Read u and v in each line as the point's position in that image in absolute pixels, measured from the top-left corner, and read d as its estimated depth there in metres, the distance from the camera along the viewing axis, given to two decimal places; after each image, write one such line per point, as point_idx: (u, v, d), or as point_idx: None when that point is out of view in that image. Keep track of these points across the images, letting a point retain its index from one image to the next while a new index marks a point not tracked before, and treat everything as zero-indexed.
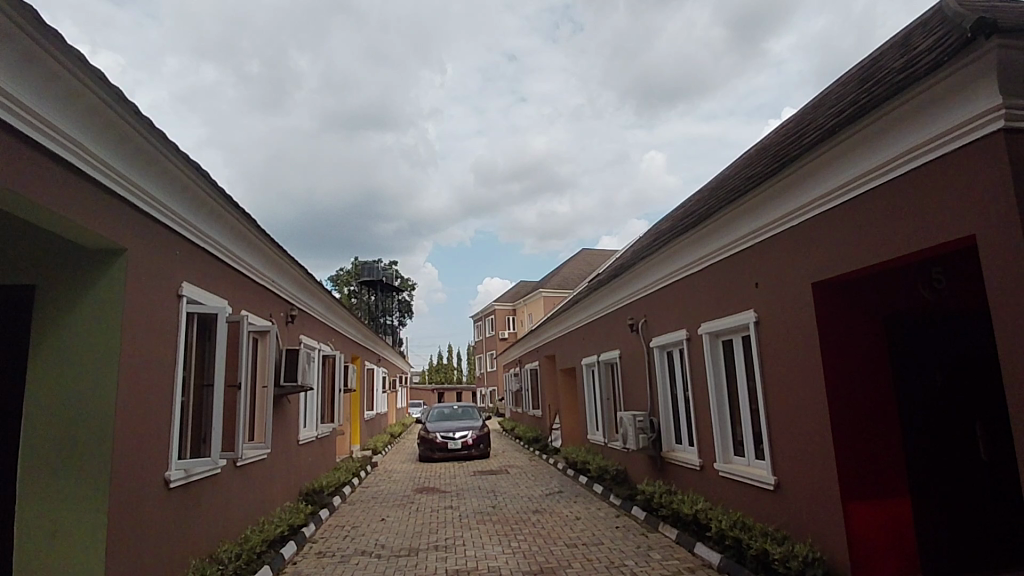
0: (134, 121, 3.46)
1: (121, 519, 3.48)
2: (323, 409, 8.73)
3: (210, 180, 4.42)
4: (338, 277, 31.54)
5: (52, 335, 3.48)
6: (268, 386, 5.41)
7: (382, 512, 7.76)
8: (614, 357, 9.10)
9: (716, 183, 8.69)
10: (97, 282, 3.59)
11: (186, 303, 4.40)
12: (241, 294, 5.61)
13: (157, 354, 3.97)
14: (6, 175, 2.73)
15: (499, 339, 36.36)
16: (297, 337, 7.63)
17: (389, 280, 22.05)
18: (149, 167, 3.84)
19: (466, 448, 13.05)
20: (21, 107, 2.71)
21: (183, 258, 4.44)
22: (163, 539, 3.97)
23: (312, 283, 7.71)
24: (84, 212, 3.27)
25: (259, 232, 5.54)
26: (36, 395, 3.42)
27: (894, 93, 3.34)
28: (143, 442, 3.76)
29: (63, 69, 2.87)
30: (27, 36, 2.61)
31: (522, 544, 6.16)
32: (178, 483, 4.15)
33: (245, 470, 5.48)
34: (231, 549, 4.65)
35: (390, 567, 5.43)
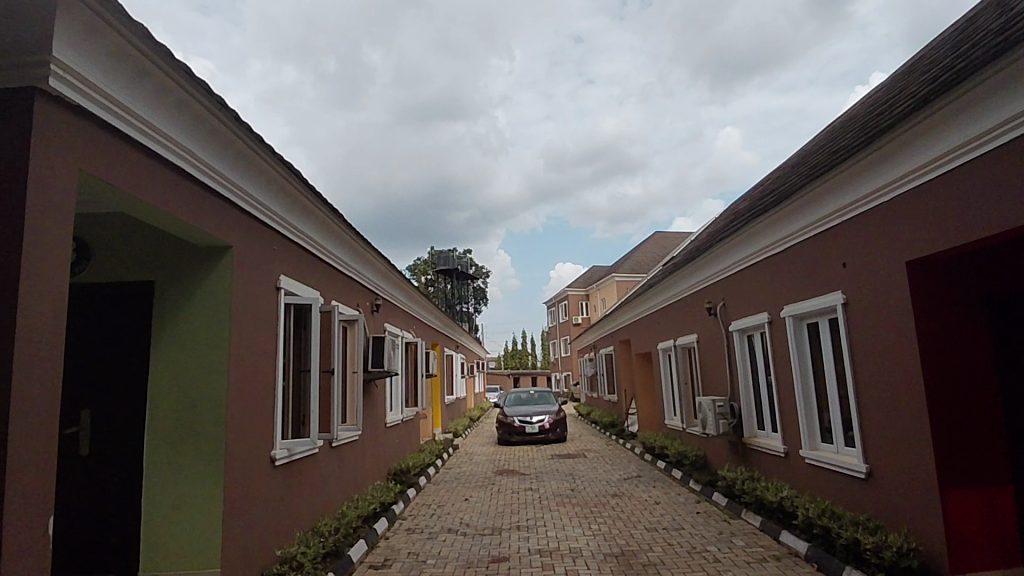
0: (235, 127, 3.73)
1: (234, 492, 3.82)
2: (407, 392, 9.08)
3: (306, 182, 4.71)
4: (416, 266, 32.55)
5: (170, 326, 3.83)
6: (358, 371, 5.72)
7: (465, 492, 8.04)
8: (691, 342, 8.94)
9: (799, 158, 8.33)
10: (205, 278, 3.90)
11: (284, 295, 4.70)
12: (330, 285, 5.93)
13: (260, 342, 4.29)
14: (123, 177, 3.03)
15: (573, 324, 36.28)
16: (382, 325, 7.98)
17: (464, 268, 22.48)
18: (250, 169, 4.14)
19: (543, 432, 13.23)
20: (134, 114, 3.04)
21: (281, 253, 4.76)
22: (271, 512, 4.32)
23: (395, 274, 8.02)
24: (194, 211, 3.59)
25: (346, 227, 5.82)
26: (160, 378, 3.79)
27: (987, 61, 3.14)
28: (251, 423, 4.09)
29: (169, 79, 3.16)
30: (139, 53, 2.91)
31: (602, 527, 6.22)
32: (282, 461, 4.50)
33: (340, 451, 5.83)
34: (331, 524, 5.00)
35: (475, 545, 5.64)
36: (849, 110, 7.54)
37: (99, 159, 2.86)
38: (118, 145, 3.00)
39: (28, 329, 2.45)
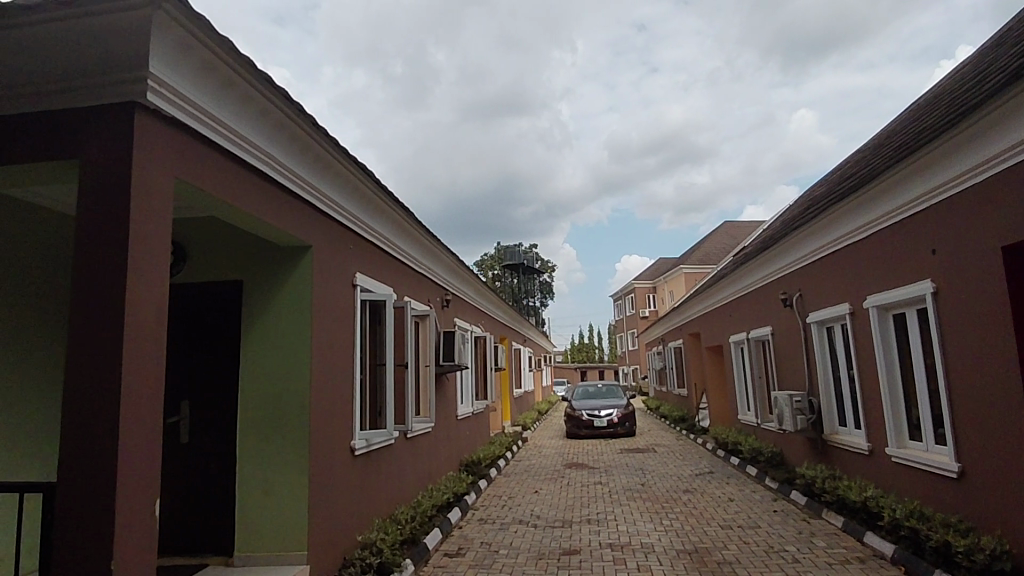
0: (315, 133, 3.89)
1: (318, 480, 4.02)
2: (476, 386, 9.24)
3: (381, 182, 4.87)
4: (483, 261, 32.98)
5: (258, 322, 4.07)
6: (430, 365, 5.87)
7: (535, 484, 8.10)
8: (765, 334, 8.64)
9: (881, 138, 7.86)
10: (288, 276, 4.11)
11: (360, 292, 4.88)
12: (403, 281, 6.11)
13: (339, 337, 4.48)
14: (213, 184, 3.23)
15: (641, 318, 35.72)
16: (452, 320, 8.14)
17: (530, 263, 22.58)
18: (328, 172, 4.32)
19: (611, 426, 13.14)
20: (222, 124, 3.24)
21: (357, 251, 4.94)
22: (352, 500, 4.52)
23: (464, 270, 8.16)
24: (277, 214, 3.79)
25: (418, 225, 5.97)
26: (251, 371, 4.03)
27: None
28: (332, 413, 4.29)
29: (255, 90, 3.34)
30: (228, 66, 3.09)
31: (675, 523, 6.12)
32: (361, 451, 4.69)
33: (414, 442, 6.01)
34: (407, 512, 5.17)
35: (546, 537, 5.69)
36: (937, 85, 7.05)
37: (192, 167, 3.07)
38: (208, 154, 3.20)
39: (134, 327, 2.67)
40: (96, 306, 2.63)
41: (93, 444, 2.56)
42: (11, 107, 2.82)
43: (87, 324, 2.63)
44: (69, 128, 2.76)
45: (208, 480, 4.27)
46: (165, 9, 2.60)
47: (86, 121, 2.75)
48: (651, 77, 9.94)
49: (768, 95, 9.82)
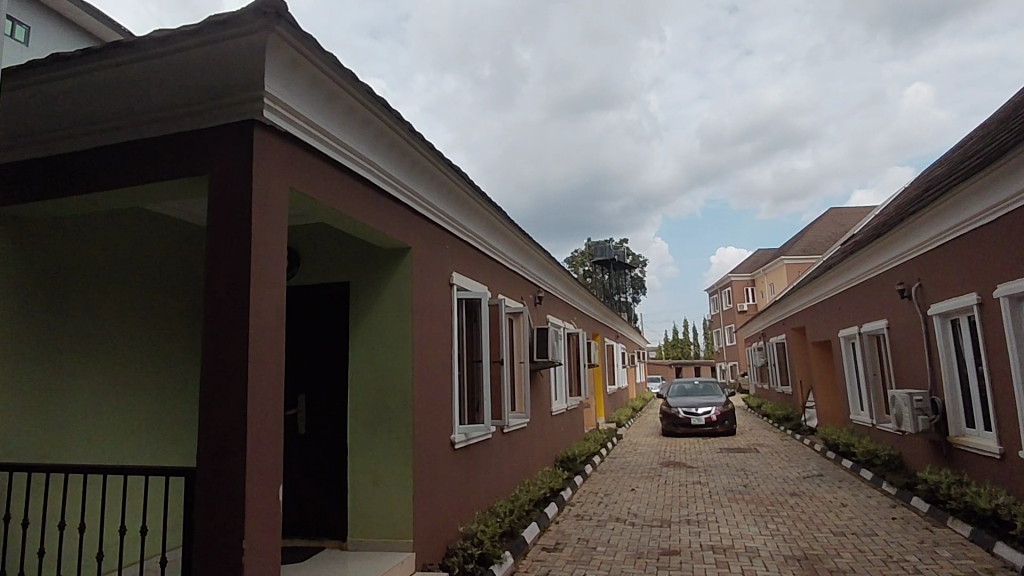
0: (414, 140, 4.05)
1: (421, 472, 4.19)
2: (570, 382, 9.25)
3: (474, 184, 4.99)
4: (573, 258, 32.89)
5: (365, 322, 4.31)
6: (524, 361, 5.96)
7: (632, 482, 7.99)
8: (879, 329, 8.03)
9: (1010, 108, 7.09)
10: (391, 277, 4.31)
11: (457, 291, 5.02)
12: (497, 279, 6.22)
13: (438, 335, 4.64)
14: (322, 191, 3.44)
15: (739, 312, 34.23)
16: (545, 317, 8.20)
17: (621, 258, 22.24)
18: (425, 177, 4.48)
19: (710, 424, 12.72)
20: (329, 135, 3.45)
21: (453, 251, 5.09)
22: (453, 491, 4.67)
23: (556, 267, 8.19)
24: (379, 218, 3.98)
25: (510, 225, 6.06)
26: (359, 368, 4.27)
27: None
28: (434, 408, 4.45)
29: (358, 103, 3.52)
30: (334, 82, 3.28)
31: (782, 528, 5.84)
32: (461, 445, 4.83)
33: (511, 437, 6.13)
34: (505, 505, 5.29)
35: (645, 536, 5.61)
36: None
37: (303, 177, 3.29)
38: (316, 164, 3.41)
39: (257, 327, 2.90)
40: (225, 309, 2.89)
41: (226, 433, 2.81)
42: (149, 132, 3.12)
43: (219, 326, 2.89)
44: (196, 147, 3.04)
45: (321, 469, 4.57)
46: (276, 32, 2.78)
47: (211, 140, 3.02)
48: (745, 60, 9.51)
49: (877, 70, 9.09)
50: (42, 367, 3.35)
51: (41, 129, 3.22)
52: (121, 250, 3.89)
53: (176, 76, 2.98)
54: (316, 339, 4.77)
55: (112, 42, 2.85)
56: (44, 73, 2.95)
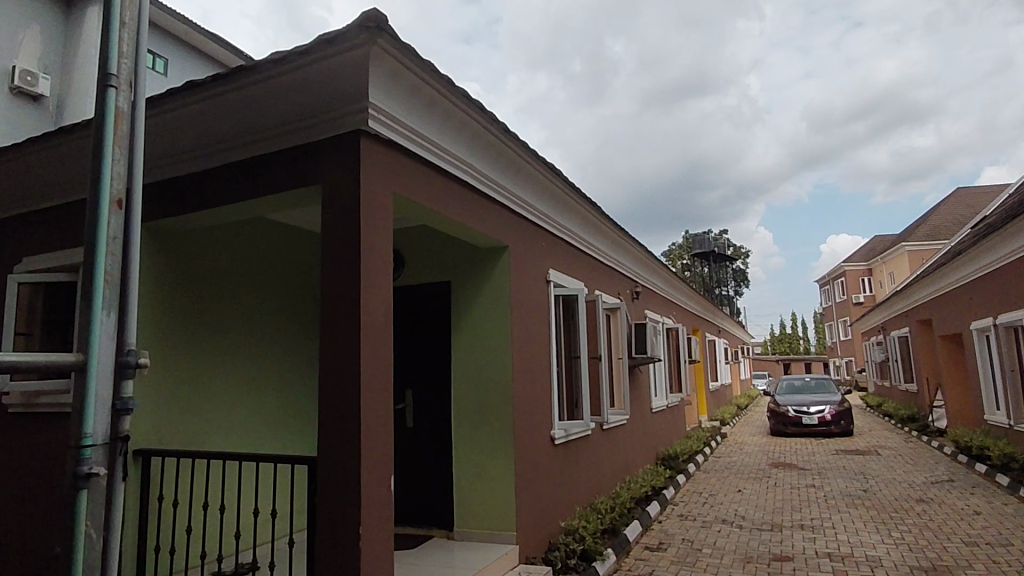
0: (509, 140, 4.10)
1: (523, 465, 4.25)
2: (671, 378, 9.04)
3: (569, 181, 4.98)
4: (671, 251, 32.02)
5: (467, 319, 4.44)
6: (623, 357, 5.89)
7: (739, 483, 7.68)
8: (1019, 319, 7.19)
9: None
10: (489, 275, 4.40)
11: (553, 288, 5.05)
12: (593, 275, 6.18)
13: (536, 331, 4.69)
14: (423, 194, 3.58)
15: (854, 305, 31.81)
16: (643, 312, 8.05)
17: (722, 250, 21.33)
18: (521, 176, 4.52)
19: (824, 424, 11.97)
20: (429, 139, 3.58)
21: (549, 248, 5.12)
22: (554, 486, 4.71)
23: (654, 261, 8.02)
24: (477, 218, 4.07)
25: (607, 220, 6.00)
26: (461, 364, 4.42)
27: None
28: (533, 404, 4.50)
29: (455, 107, 3.61)
30: (432, 89, 3.39)
31: (906, 536, 5.38)
32: (561, 440, 4.86)
33: (612, 433, 6.09)
34: (607, 502, 5.27)
35: (754, 540, 5.37)
36: None
37: (405, 181, 3.44)
38: (417, 168, 3.55)
39: (368, 325, 3.08)
40: (339, 309, 3.08)
41: (342, 425, 3.00)
42: (267, 148, 3.38)
43: (334, 324, 3.09)
44: (310, 158, 3.26)
45: (426, 461, 4.76)
46: (378, 44, 2.91)
47: (322, 151, 3.23)
48: (853, 34, 8.83)
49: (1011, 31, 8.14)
50: (189, 362, 3.73)
51: (179, 150, 3.57)
52: (250, 255, 4.26)
53: (291, 96, 3.20)
54: (420, 336, 4.97)
55: (235, 67, 3.07)
56: (178, 101, 3.24)
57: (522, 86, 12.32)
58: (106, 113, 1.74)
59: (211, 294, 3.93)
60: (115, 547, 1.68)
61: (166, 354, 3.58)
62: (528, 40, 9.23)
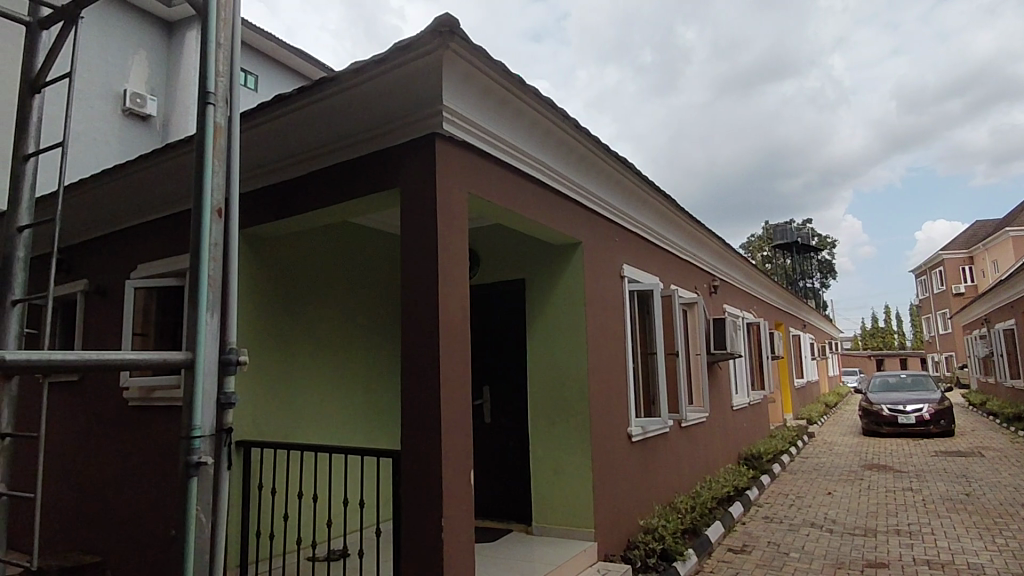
0: (581, 136, 4.08)
1: (600, 462, 4.24)
2: (752, 375, 8.72)
3: (643, 175, 4.89)
4: (750, 243, 30.80)
5: (542, 316, 4.47)
6: (701, 353, 5.75)
7: (828, 485, 7.31)
8: None
9: None
10: (563, 272, 4.41)
11: (628, 283, 4.99)
12: (669, 269, 6.06)
13: (611, 327, 4.65)
14: (497, 193, 3.63)
15: (955, 295, 29.44)
16: (721, 307, 7.81)
17: (806, 241, 20.30)
18: (593, 171, 4.49)
19: (922, 424, 11.19)
20: (501, 138, 3.63)
21: (623, 243, 5.06)
22: (632, 484, 4.67)
23: (733, 254, 7.75)
24: (550, 215, 4.09)
25: (683, 213, 5.85)
26: (537, 360, 4.46)
27: None
28: (609, 400, 4.48)
29: (528, 106, 3.63)
30: (504, 89, 3.42)
31: (1015, 544, 4.96)
32: (638, 438, 4.81)
33: (691, 431, 5.96)
34: (687, 501, 5.17)
35: (845, 545, 5.11)
36: None
37: (479, 181, 3.51)
38: (491, 168, 3.61)
39: (447, 323, 3.17)
40: (420, 308, 3.19)
41: (424, 420, 3.11)
42: (349, 154, 3.54)
43: (415, 323, 3.20)
44: (390, 162, 3.38)
45: (505, 456, 4.84)
46: (451, 48, 2.97)
47: (401, 154, 3.34)
48: (947, 4, 8.19)
49: None
50: (282, 358, 3.97)
51: (270, 161, 3.79)
52: (336, 258, 4.49)
53: (370, 104, 3.32)
54: (497, 333, 5.05)
55: (317, 79, 3.20)
56: (265, 115, 3.42)
57: (591, 80, 12.22)
58: (207, 128, 1.88)
59: (301, 296, 4.16)
60: (221, 530, 1.82)
61: (262, 351, 3.82)
62: (596, 33, 9.14)
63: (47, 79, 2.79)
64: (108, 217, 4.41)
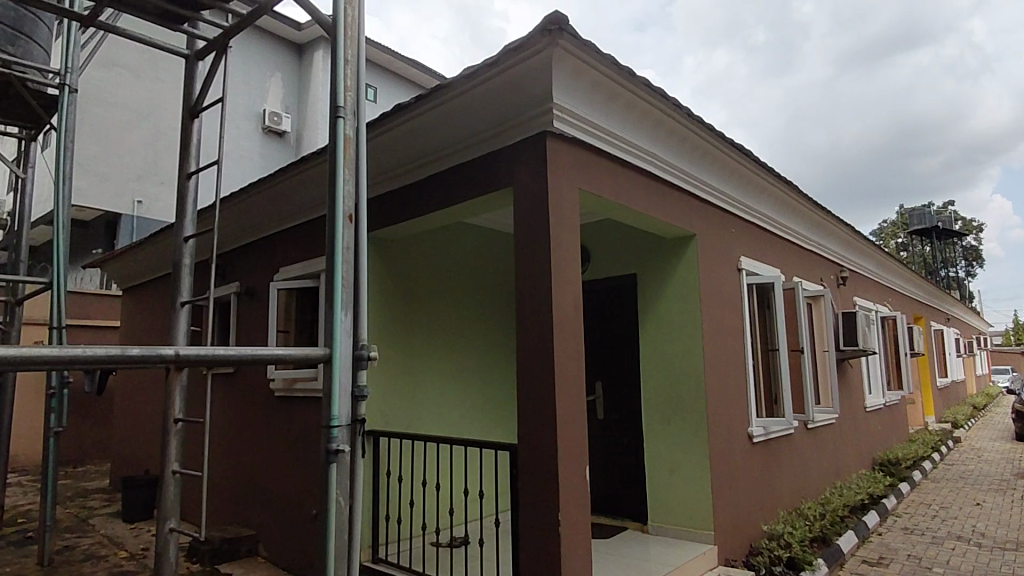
0: (696, 127, 3.93)
1: (718, 462, 4.09)
2: (887, 374, 8.02)
3: (764, 162, 4.62)
4: (879, 230, 28.26)
5: (654, 312, 4.40)
6: (829, 350, 5.38)
7: (979, 495, 6.57)
8: None
9: None
10: (676, 266, 4.30)
11: (746, 276, 4.77)
12: (791, 260, 5.71)
13: (728, 323, 4.47)
14: (607, 188, 3.61)
15: None
16: (851, 300, 7.25)
17: (947, 225, 18.28)
18: (708, 161, 4.32)
19: None
20: (611, 133, 3.59)
21: (739, 234, 4.84)
22: (754, 487, 4.46)
23: (865, 242, 7.15)
24: (662, 208, 4.01)
25: (808, 200, 5.47)
26: (650, 357, 4.38)
27: None
28: (727, 399, 4.31)
29: (640, 98, 3.56)
30: (615, 82, 3.38)
31: None
32: (760, 438, 4.60)
33: (819, 432, 5.59)
34: (815, 508, 4.87)
35: (999, 562, 4.57)
36: None
37: (590, 177, 3.50)
38: (601, 163, 3.59)
39: (560, 319, 3.19)
40: (534, 305, 3.24)
41: (539, 415, 3.16)
42: (463, 158, 3.67)
43: (530, 320, 3.25)
44: (503, 163, 3.46)
45: (618, 452, 4.80)
46: (561, 45, 2.98)
47: (514, 155, 3.41)
48: None
49: None
50: (404, 353, 4.18)
51: (391, 167, 4.01)
52: (453, 257, 4.66)
53: (482, 108, 3.42)
54: (609, 328, 5.02)
55: (433, 87, 3.34)
56: (386, 124, 3.63)
57: (698, 64, 11.85)
58: (338, 140, 2.03)
59: (421, 294, 4.36)
60: (357, 515, 1.95)
61: (386, 345, 4.06)
62: (706, 17, 8.83)
63: (203, 104, 3.13)
64: (254, 226, 4.89)
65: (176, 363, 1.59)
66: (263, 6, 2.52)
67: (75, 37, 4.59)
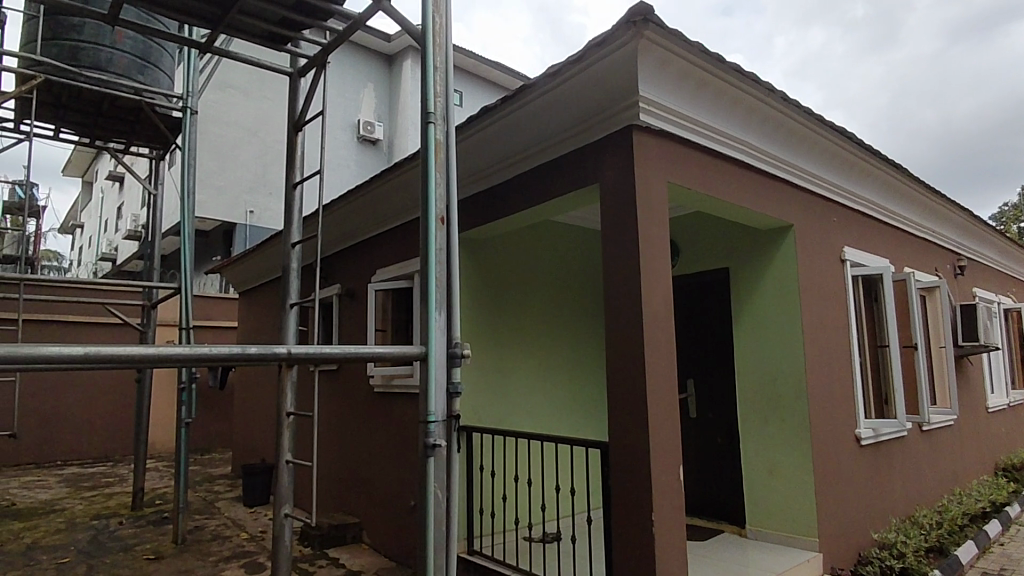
0: (793, 112, 3.74)
1: (822, 465, 3.89)
2: (1012, 371, 7.31)
3: (869, 146, 4.32)
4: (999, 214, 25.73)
5: (750, 306, 4.24)
6: (946, 345, 4.97)
7: None
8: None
9: None
10: (773, 258, 4.12)
11: (849, 267, 4.49)
12: (902, 249, 5.32)
13: (831, 317, 4.23)
14: (697, 180, 3.51)
15: None
16: (970, 291, 6.66)
17: None
18: (806, 147, 4.10)
19: None
20: (699, 122, 3.49)
21: (842, 223, 4.57)
22: (862, 492, 4.21)
23: (987, 227, 6.54)
24: (757, 198, 3.86)
25: (920, 184, 5.07)
26: (744, 354, 4.23)
27: None
28: (831, 398, 4.08)
29: (730, 85, 3.43)
30: (703, 70, 3.28)
31: None
32: (868, 441, 4.33)
33: (934, 434, 5.19)
34: (931, 516, 4.52)
35: None
36: None
37: (680, 169, 3.43)
38: (691, 154, 3.51)
39: (650, 316, 3.15)
40: (624, 301, 3.22)
41: (631, 413, 3.14)
42: (549, 156, 3.68)
43: (620, 317, 3.23)
44: (590, 159, 3.45)
45: (712, 451, 4.67)
46: (645, 36, 2.93)
47: (601, 151, 3.39)
48: None
49: None
50: (494, 349, 4.28)
51: (479, 168, 4.10)
52: (540, 254, 4.70)
53: (566, 106, 3.43)
54: (702, 323, 4.88)
55: (518, 87, 3.39)
56: (473, 126, 3.71)
57: (790, 45, 11.27)
58: (429, 144, 2.10)
59: (508, 292, 4.43)
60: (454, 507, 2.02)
61: (476, 342, 4.15)
62: None
63: (306, 117, 3.34)
64: (352, 229, 5.15)
65: (288, 361, 1.72)
66: (359, 21, 2.63)
67: (195, 63, 5.02)
